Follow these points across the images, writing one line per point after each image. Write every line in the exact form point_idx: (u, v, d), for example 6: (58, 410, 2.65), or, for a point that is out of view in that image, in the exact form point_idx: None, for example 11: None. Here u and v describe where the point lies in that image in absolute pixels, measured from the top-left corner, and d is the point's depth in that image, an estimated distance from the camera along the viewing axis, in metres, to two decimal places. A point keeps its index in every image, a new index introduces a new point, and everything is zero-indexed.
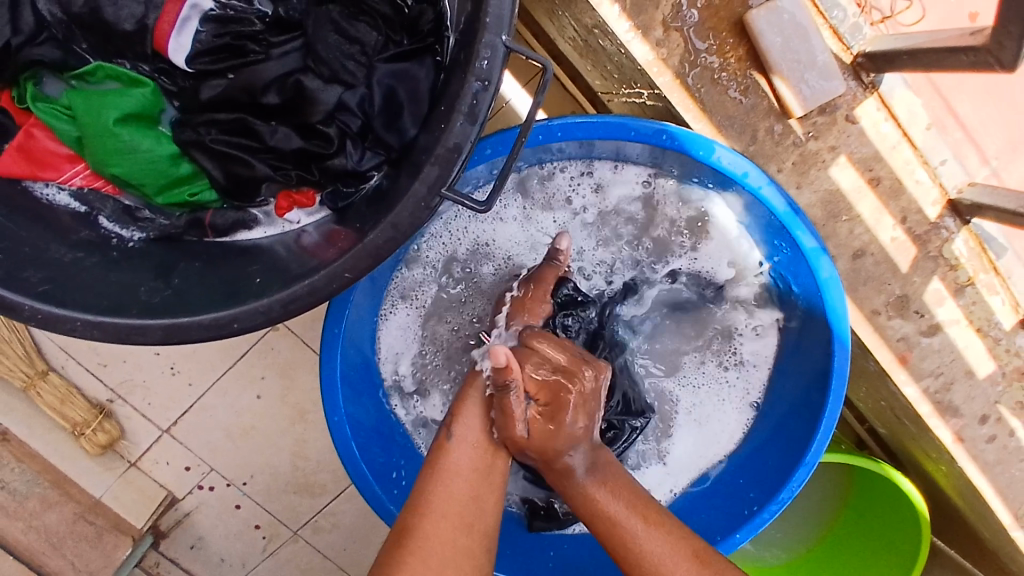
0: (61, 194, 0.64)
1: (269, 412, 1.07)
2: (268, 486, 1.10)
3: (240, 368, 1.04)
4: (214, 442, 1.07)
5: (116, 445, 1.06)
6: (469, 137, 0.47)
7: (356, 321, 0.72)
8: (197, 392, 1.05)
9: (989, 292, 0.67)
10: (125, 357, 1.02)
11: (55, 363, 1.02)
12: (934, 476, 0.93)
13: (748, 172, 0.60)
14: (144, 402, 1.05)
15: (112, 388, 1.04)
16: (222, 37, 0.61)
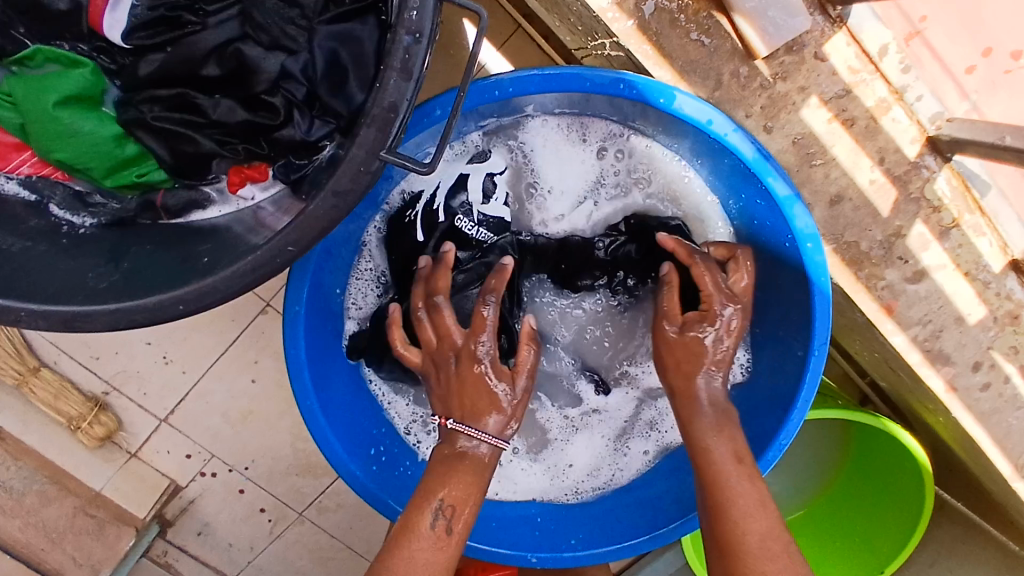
0: (10, 183, 0.62)
1: (264, 397, 1.06)
2: (270, 470, 1.10)
3: (233, 353, 1.04)
4: (213, 428, 1.07)
5: (115, 437, 1.06)
6: (405, 95, 0.45)
7: (320, 290, 0.70)
8: (192, 380, 1.05)
9: (977, 234, 0.64)
10: (117, 349, 1.02)
11: (47, 359, 1.02)
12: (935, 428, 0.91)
13: (712, 120, 0.57)
14: (139, 392, 1.05)
15: (107, 380, 1.04)
16: (156, 9, 0.58)
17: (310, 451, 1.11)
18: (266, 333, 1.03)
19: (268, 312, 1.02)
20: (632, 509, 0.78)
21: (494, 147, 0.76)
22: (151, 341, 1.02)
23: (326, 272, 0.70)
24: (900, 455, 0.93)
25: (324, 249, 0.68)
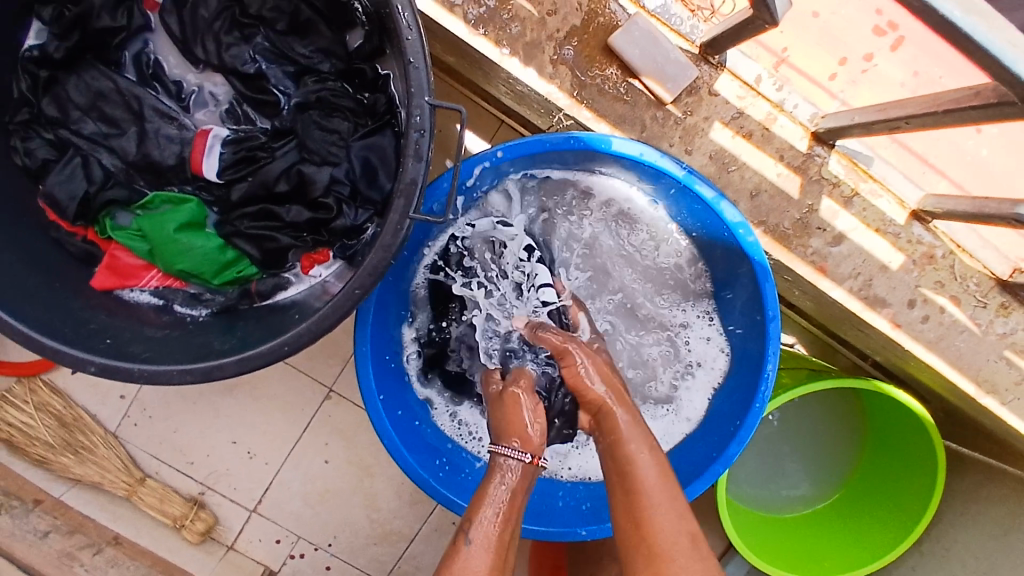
0: (143, 294, 0.83)
1: (337, 474, 1.24)
2: (350, 543, 1.25)
3: (307, 439, 1.24)
4: (296, 511, 1.24)
5: (214, 533, 1.24)
6: (419, 173, 0.66)
7: (377, 332, 0.86)
8: (273, 469, 1.24)
9: (875, 197, 0.81)
10: (207, 453, 1.24)
11: (150, 470, 1.24)
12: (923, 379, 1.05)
13: (643, 152, 0.77)
14: (230, 488, 1.24)
15: (201, 482, 1.24)
16: (239, 153, 0.81)
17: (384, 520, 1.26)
18: (332, 416, 1.24)
19: (332, 397, 1.23)
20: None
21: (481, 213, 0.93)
22: (235, 442, 1.24)
23: (382, 318, 0.87)
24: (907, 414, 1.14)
25: (379, 296, 0.86)
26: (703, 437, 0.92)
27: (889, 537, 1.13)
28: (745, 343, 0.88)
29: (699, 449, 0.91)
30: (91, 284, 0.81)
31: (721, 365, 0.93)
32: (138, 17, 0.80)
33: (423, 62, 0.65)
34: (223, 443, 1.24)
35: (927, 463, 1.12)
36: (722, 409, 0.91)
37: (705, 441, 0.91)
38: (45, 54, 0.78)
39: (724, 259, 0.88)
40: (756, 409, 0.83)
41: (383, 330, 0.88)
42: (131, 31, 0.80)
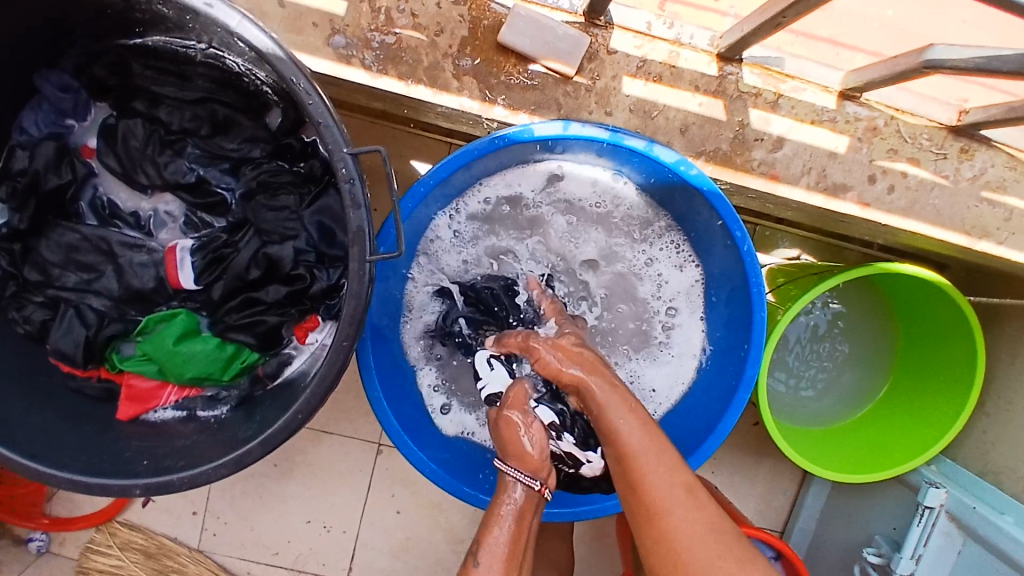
0: (167, 410, 0.89)
1: (409, 521, 1.38)
2: None
3: (373, 499, 1.38)
4: (382, 566, 1.40)
5: None
6: (362, 219, 0.70)
7: (385, 376, 0.87)
8: (351, 535, 1.39)
9: (799, 92, 0.82)
10: (289, 538, 1.39)
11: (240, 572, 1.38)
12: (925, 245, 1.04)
13: (567, 127, 0.79)
14: (319, 563, 1.40)
15: (295, 565, 1.40)
16: (208, 256, 0.86)
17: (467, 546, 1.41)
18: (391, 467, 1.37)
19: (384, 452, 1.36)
20: (690, 424, 0.93)
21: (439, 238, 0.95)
22: (310, 521, 1.39)
23: (383, 360, 0.88)
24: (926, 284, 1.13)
25: (373, 342, 0.87)
26: (716, 367, 0.93)
27: (948, 407, 1.14)
28: (724, 269, 0.90)
29: (717, 381, 0.92)
30: (117, 417, 0.87)
31: (698, 296, 0.97)
32: (81, 167, 0.86)
33: (333, 118, 0.69)
34: (301, 524, 1.40)
35: (960, 324, 1.12)
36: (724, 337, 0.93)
37: (719, 370, 0.93)
38: (12, 227, 0.84)
39: (675, 197, 0.90)
40: (757, 325, 0.84)
41: (388, 370, 0.89)
42: (79, 182, 0.86)
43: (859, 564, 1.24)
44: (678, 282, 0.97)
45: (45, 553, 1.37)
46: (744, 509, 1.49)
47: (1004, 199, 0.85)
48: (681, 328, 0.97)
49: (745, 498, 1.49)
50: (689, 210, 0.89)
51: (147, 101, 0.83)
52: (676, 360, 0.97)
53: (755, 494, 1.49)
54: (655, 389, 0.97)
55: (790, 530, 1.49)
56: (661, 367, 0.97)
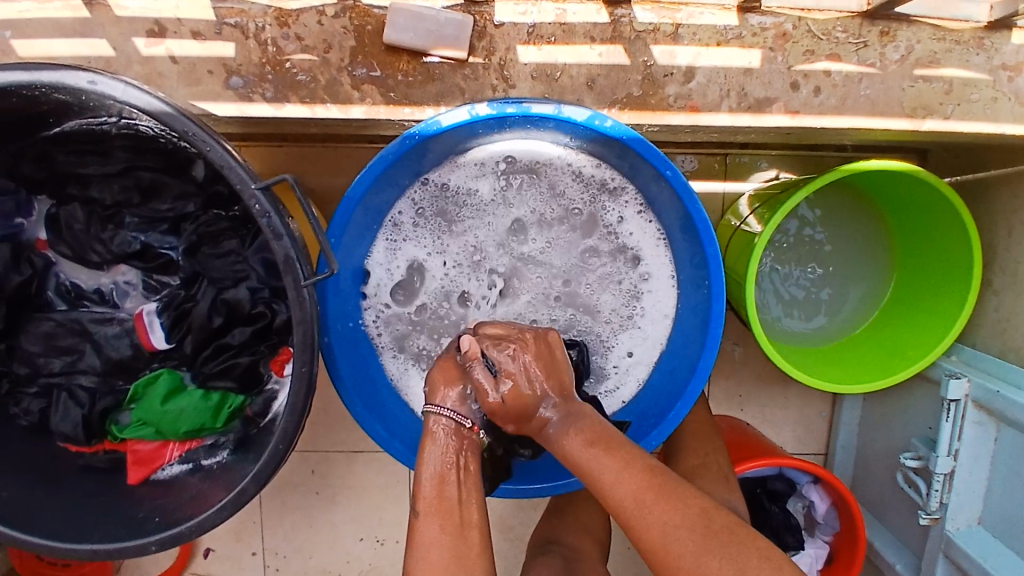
0: (174, 466, 0.93)
1: None
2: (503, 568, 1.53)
3: None
4: None
5: None
6: (287, 247, 0.72)
7: (367, 393, 0.89)
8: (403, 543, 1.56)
9: (697, 17, 0.80)
10: (348, 558, 1.57)
11: None
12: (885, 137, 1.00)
13: (473, 110, 0.78)
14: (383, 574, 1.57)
15: None
16: (172, 313, 0.90)
17: (515, 534, 1.53)
18: None
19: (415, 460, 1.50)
20: (673, 369, 0.93)
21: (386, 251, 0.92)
22: (364, 538, 1.56)
23: (363, 381, 0.90)
24: (905, 177, 1.07)
25: (345, 360, 0.88)
26: (689, 312, 0.91)
27: (958, 296, 1.08)
28: (674, 212, 0.86)
29: (691, 324, 0.91)
30: (129, 483, 0.91)
31: (664, 250, 0.93)
32: (38, 260, 0.91)
33: (238, 161, 0.71)
34: (354, 543, 1.57)
35: (946, 210, 1.06)
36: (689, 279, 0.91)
37: (692, 314, 0.91)
38: None
39: (609, 150, 0.86)
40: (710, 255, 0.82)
41: (366, 386, 0.90)
42: (40, 274, 0.91)
43: (899, 471, 1.20)
44: (639, 238, 0.93)
45: None
46: (781, 439, 1.47)
47: (940, 72, 0.81)
48: (650, 283, 0.94)
49: (779, 428, 1.47)
50: (625, 161, 0.86)
51: (79, 185, 0.87)
52: (650, 316, 0.95)
53: (788, 422, 1.46)
54: (637, 348, 0.96)
55: (832, 450, 1.45)
56: (638, 326, 0.95)
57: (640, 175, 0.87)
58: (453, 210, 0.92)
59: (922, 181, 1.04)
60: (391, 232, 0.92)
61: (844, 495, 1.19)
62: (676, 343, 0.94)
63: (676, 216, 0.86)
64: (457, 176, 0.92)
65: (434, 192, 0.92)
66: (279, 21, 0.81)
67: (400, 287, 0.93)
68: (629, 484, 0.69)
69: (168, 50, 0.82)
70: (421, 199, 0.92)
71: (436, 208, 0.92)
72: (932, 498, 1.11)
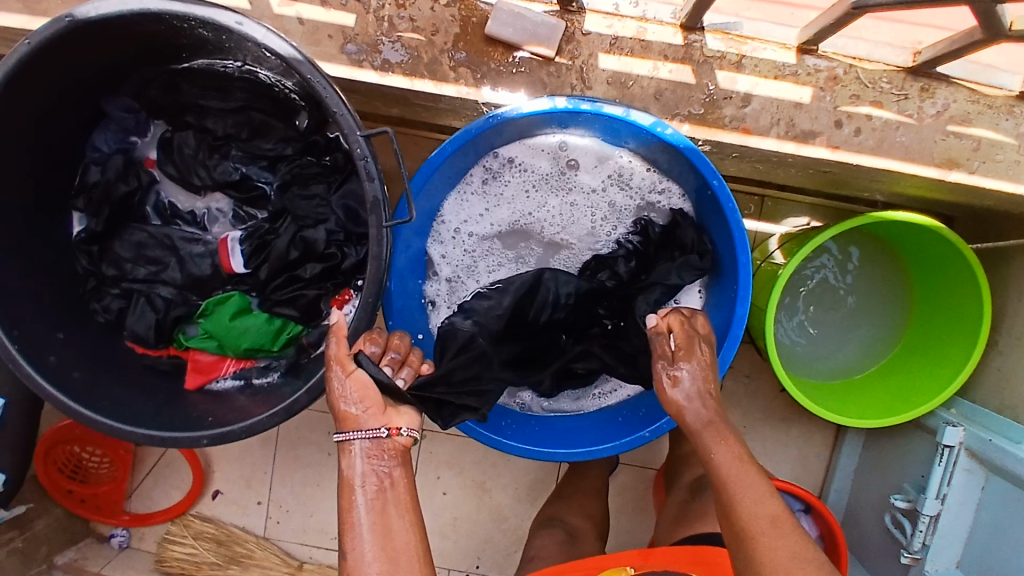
0: (227, 380, 1.02)
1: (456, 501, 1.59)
2: (493, 557, 1.58)
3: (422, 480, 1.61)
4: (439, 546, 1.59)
5: None
6: (376, 189, 0.82)
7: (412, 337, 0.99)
8: None
9: (760, 51, 0.91)
10: None
11: (305, 556, 1.63)
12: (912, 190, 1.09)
13: (553, 101, 0.88)
14: None
15: None
16: (254, 241, 1.00)
17: (510, 526, 1.58)
18: (434, 452, 1.59)
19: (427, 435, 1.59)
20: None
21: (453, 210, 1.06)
22: None
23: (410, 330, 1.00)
24: (929, 232, 1.16)
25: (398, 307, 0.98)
26: (713, 315, 1.01)
27: (962, 350, 1.16)
28: (713, 218, 0.97)
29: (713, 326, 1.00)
30: (185, 387, 1.01)
31: None
32: (145, 175, 1.03)
33: (346, 108, 0.81)
34: None
35: (963, 268, 1.14)
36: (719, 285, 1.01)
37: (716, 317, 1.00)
38: (91, 231, 1.01)
39: (663, 156, 0.98)
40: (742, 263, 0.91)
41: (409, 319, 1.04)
42: (143, 188, 1.03)
43: (888, 513, 1.24)
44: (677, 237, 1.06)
45: (127, 547, 1.65)
46: (779, 474, 1.52)
47: (969, 131, 0.91)
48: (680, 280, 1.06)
49: (779, 464, 1.52)
50: (675, 167, 0.97)
51: (195, 115, 0.99)
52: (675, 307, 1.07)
53: (788, 459, 1.52)
54: None
55: (827, 493, 1.50)
56: None
57: (686, 182, 0.99)
58: (517, 185, 1.06)
59: (944, 238, 1.13)
60: (461, 194, 1.06)
61: (831, 526, 1.25)
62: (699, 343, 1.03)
63: (717, 223, 0.97)
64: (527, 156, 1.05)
65: (504, 165, 1.05)
66: (396, 2, 0.93)
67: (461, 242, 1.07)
68: (729, 453, 0.80)
69: (296, 11, 0.94)
70: (491, 170, 1.05)
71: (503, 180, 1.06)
72: (916, 538, 1.15)
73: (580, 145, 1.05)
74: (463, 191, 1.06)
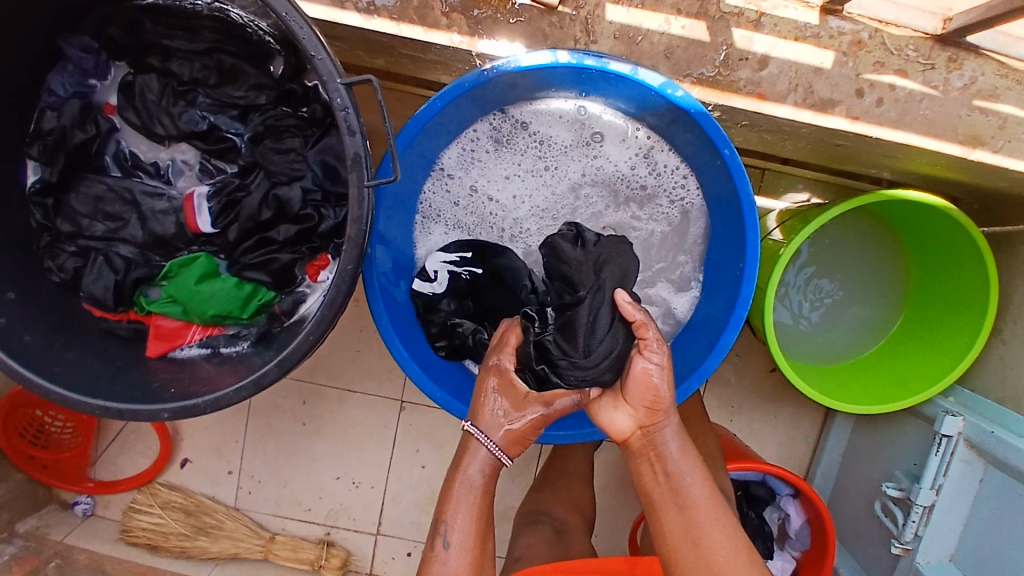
0: (193, 348, 0.95)
1: (435, 474, 1.56)
2: None
3: (400, 453, 1.56)
4: (416, 520, 1.55)
5: (351, 564, 1.56)
6: (358, 144, 0.74)
7: (393, 308, 0.92)
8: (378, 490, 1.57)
9: (781, 9, 0.84)
10: (320, 496, 1.58)
11: (277, 528, 1.58)
12: (927, 169, 1.04)
13: (555, 56, 0.81)
14: (351, 520, 1.58)
15: (325, 523, 1.58)
16: (222, 199, 0.92)
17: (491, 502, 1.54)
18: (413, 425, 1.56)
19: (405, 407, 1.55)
20: (696, 329, 0.98)
21: (448, 171, 0.99)
22: (341, 479, 1.57)
23: (393, 301, 0.93)
24: (939, 214, 1.11)
25: (381, 274, 0.91)
26: (716, 294, 0.96)
27: (965, 338, 1.12)
28: (721, 191, 0.91)
29: (715, 305, 0.96)
30: (147, 355, 0.93)
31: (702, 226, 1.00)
32: (104, 122, 0.93)
33: (325, 52, 0.72)
34: (330, 482, 1.58)
35: (971, 253, 1.10)
36: (724, 263, 0.95)
37: (718, 294, 0.95)
38: (45, 182, 0.92)
39: (669, 122, 0.92)
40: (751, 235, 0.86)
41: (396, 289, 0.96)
42: (102, 136, 0.93)
43: (879, 500, 1.22)
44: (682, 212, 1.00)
45: (91, 515, 1.59)
46: (765, 456, 1.50)
47: (998, 107, 0.85)
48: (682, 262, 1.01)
49: (765, 446, 1.49)
50: (684, 135, 0.91)
51: (160, 57, 0.89)
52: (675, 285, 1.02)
53: (775, 440, 1.49)
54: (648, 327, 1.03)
55: (812, 476, 1.48)
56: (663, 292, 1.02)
57: (693, 153, 0.93)
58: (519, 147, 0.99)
59: (954, 219, 1.08)
60: (457, 153, 0.98)
61: (820, 511, 1.22)
62: (698, 325, 0.99)
63: (723, 195, 0.91)
64: (530, 117, 0.98)
65: (505, 125, 0.98)
66: None
67: (454, 206, 1.00)
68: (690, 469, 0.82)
69: None
70: (490, 129, 0.98)
71: (503, 140, 0.99)
72: (908, 527, 1.13)
73: (598, 106, 0.98)
74: (466, 144, 0.98)
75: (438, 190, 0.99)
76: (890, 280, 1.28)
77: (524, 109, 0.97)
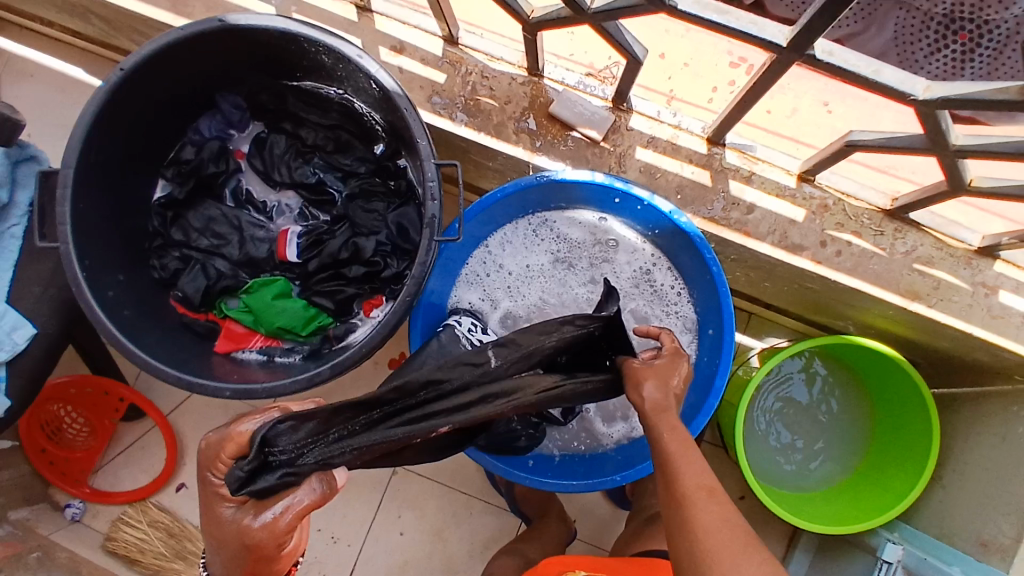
0: (252, 353, 1.12)
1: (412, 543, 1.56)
2: None
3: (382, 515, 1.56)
4: None
5: None
6: (435, 209, 0.96)
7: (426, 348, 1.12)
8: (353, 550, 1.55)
9: (768, 172, 1.10)
10: None
11: None
12: (881, 322, 1.26)
13: (593, 176, 1.06)
14: None
15: None
16: (311, 238, 1.15)
17: None
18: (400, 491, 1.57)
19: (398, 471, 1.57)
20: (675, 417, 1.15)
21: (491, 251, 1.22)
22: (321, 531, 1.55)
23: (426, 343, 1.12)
24: (894, 367, 1.30)
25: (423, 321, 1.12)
26: (694, 389, 1.14)
27: (909, 480, 1.27)
28: (708, 304, 1.13)
29: (690, 399, 1.14)
30: (214, 350, 1.11)
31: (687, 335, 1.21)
32: (233, 163, 1.19)
33: (426, 140, 0.96)
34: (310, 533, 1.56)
35: (919, 404, 1.28)
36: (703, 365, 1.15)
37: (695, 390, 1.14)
38: (171, 198, 1.15)
39: (672, 245, 1.16)
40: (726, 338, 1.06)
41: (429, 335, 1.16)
42: (229, 172, 1.18)
43: None
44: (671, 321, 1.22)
45: (76, 522, 1.65)
46: None
47: (932, 272, 1.08)
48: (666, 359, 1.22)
49: None
50: (684, 256, 1.14)
51: (292, 123, 1.16)
52: None
53: None
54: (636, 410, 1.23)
55: None
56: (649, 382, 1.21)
57: (689, 273, 1.16)
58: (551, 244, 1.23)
59: (906, 373, 1.27)
60: (501, 240, 1.22)
61: None
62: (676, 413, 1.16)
63: (710, 306, 1.12)
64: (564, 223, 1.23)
65: (544, 225, 1.23)
66: (482, 73, 1.13)
67: (490, 280, 1.23)
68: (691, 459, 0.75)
69: (400, 63, 1.13)
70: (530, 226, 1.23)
71: (540, 237, 1.23)
72: None
73: (618, 225, 1.23)
74: (510, 234, 1.22)
75: (481, 265, 1.22)
76: (848, 423, 1.46)
77: (559, 216, 1.22)
